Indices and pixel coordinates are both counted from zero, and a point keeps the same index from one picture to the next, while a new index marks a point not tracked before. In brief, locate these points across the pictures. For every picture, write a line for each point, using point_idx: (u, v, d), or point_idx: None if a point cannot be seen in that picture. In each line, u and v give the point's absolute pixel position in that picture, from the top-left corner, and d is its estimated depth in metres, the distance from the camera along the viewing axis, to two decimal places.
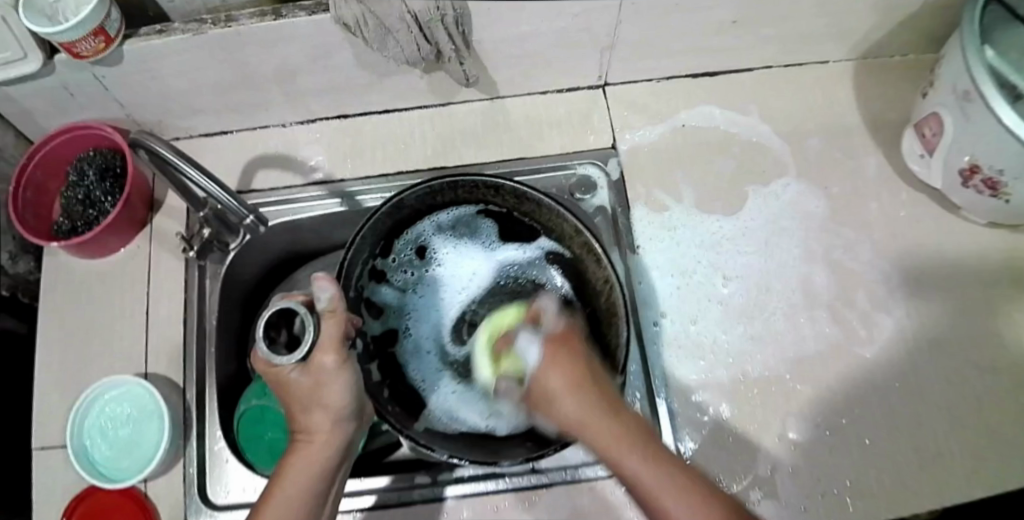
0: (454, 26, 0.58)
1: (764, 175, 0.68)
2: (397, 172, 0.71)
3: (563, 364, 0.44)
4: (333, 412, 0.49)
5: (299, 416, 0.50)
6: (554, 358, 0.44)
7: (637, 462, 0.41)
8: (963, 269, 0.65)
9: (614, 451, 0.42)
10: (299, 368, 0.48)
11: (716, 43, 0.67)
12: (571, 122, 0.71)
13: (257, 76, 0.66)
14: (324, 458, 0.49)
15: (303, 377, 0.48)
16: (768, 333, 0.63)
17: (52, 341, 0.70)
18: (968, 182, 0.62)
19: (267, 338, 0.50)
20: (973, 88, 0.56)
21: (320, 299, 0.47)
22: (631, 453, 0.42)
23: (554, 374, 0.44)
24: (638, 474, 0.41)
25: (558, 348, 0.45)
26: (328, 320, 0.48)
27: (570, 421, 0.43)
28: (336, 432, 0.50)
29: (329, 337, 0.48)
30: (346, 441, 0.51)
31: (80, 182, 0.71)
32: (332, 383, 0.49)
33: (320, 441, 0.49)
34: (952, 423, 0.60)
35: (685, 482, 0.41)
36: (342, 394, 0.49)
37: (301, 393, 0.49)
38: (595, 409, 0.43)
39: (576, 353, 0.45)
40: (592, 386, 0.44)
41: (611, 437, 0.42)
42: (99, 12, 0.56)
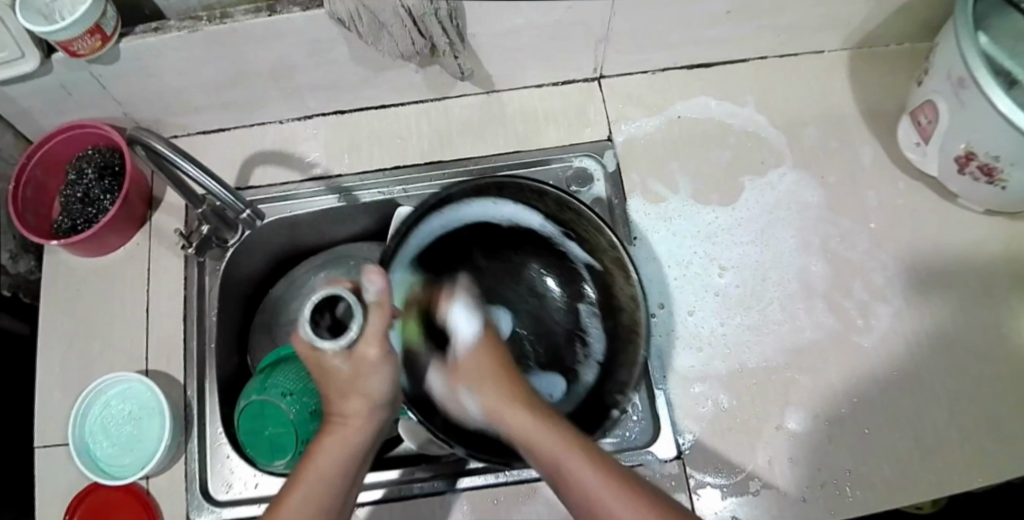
0: (448, 20, 0.59)
1: (760, 165, 0.68)
2: (394, 167, 0.71)
3: (488, 354, 0.51)
4: (370, 401, 0.49)
5: (335, 402, 0.49)
6: (484, 347, 0.51)
7: (535, 429, 0.46)
8: (960, 257, 0.65)
9: (520, 428, 0.47)
10: (343, 358, 0.47)
11: (711, 33, 0.67)
12: (567, 115, 0.71)
13: (253, 73, 0.67)
14: (354, 446, 0.48)
15: (346, 365, 0.47)
16: (765, 323, 0.63)
17: (53, 339, 0.70)
18: (964, 169, 0.61)
19: (310, 320, 0.47)
20: (967, 75, 0.56)
21: (369, 290, 0.47)
22: (535, 426, 0.46)
23: (477, 361, 0.50)
24: (537, 442, 0.46)
25: (477, 336, 0.52)
26: (375, 313, 0.47)
27: (485, 405, 0.48)
28: (370, 419, 0.49)
29: (375, 331, 0.47)
30: (379, 428, 0.51)
31: (79, 180, 0.71)
32: (374, 374, 0.48)
33: (355, 426, 0.49)
34: (951, 412, 0.60)
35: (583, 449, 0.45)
36: (381, 385, 0.48)
37: (340, 379, 0.48)
38: (514, 405, 0.47)
39: (497, 346, 0.52)
40: (510, 380, 0.49)
41: (530, 433, 0.46)
42: (96, 11, 0.56)
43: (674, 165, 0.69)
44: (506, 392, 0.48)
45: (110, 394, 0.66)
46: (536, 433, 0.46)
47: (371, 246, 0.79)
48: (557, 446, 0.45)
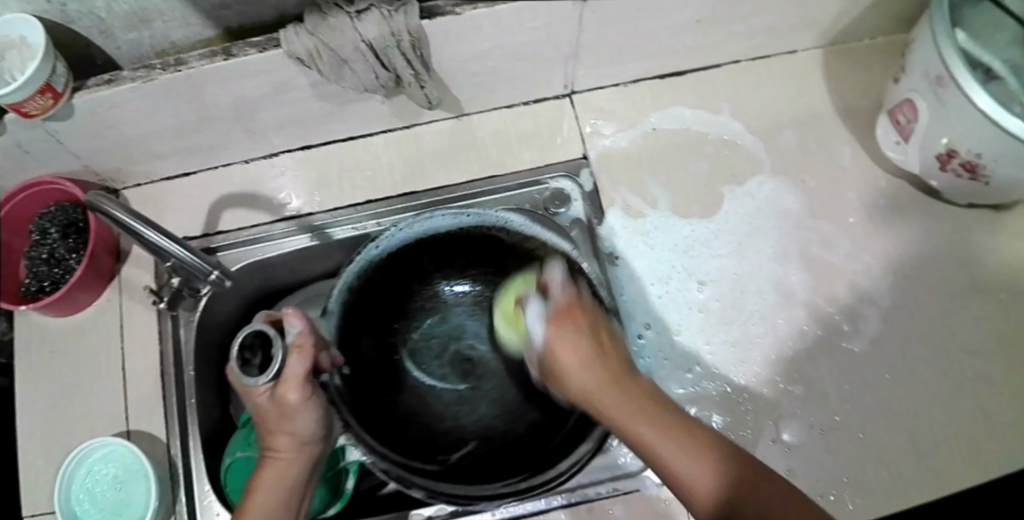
0: (411, 51, 0.57)
1: (739, 174, 0.67)
2: (365, 201, 0.69)
3: (574, 332, 0.49)
4: (299, 435, 0.52)
5: (268, 436, 0.52)
6: (566, 338, 0.49)
7: (652, 428, 0.45)
8: (945, 254, 0.65)
9: (625, 422, 0.45)
10: (269, 392, 0.50)
11: (682, 43, 0.65)
12: (541, 135, 0.69)
13: (213, 118, 0.65)
14: (292, 477, 0.51)
15: (272, 403, 0.50)
16: (749, 338, 0.62)
17: (31, 406, 0.68)
18: (947, 167, 0.61)
19: (242, 359, 0.49)
20: (945, 74, 0.55)
21: (290, 334, 0.50)
22: (644, 422, 0.45)
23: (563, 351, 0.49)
24: (650, 438, 0.45)
25: (563, 322, 0.50)
26: (294, 355, 0.49)
27: (580, 394, 0.48)
28: (302, 452, 0.52)
29: (295, 371, 0.49)
30: (312, 461, 0.53)
31: (43, 241, 0.69)
32: (298, 414, 0.51)
33: (286, 460, 0.52)
34: (945, 410, 0.60)
35: (678, 427, 0.45)
36: (308, 422, 0.51)
37: (270, 418, 0.51)
38: (606, 371, 0.48)
39: (592, 326, 0.50)
40: (609, 364, 0.48)
41: (641, 417, 0.45)
42: (45, 69, 0.54)
43: (651, 178, 0.67)
44: (611, 379, 0.47)
45: (93, 458, 0.64)
46: (632, 413, 0.45)
47: None
48: (668, 432, 0.45)
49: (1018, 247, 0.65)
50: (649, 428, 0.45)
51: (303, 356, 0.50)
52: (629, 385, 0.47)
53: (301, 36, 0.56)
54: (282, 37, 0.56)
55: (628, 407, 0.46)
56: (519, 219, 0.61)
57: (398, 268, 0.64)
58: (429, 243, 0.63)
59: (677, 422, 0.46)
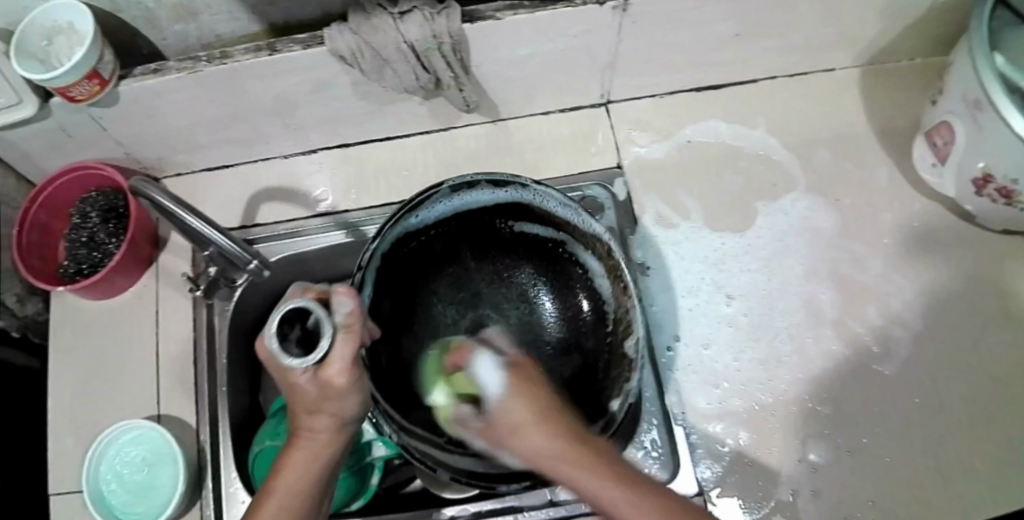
0: (451, 54, 0.58)
1: (772, 189, 0.67)
2: (402, 202, 0.70)
3: (527, 397, 0.36)
4: (339, 420, 0.45)
5: (304, 416, 0.45)
6: (522, 393, 0.36)
7: (617, 495, 0.33)
8: (982, 278, 0.64)
9: (582, 485, 0.34)
10: (310, 375, 0.43)
11: (721, 56, 0.65)
12: (576, 142, 0.70)
13: (254, 112, 0.66)
14: (325, 462, 0.46)
15: (311, 386, 0.43)
16: (776, 356, 0.62)
17: (65, 384, 0.70)
18: (982, 191, 0.60)
19: (278, 335, 0.43)
20: (983, 97, 0.55)
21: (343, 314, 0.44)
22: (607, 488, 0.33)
23: (525, 371, 0.40)
24: (619, 508, 0.33)
25: (518, 377, 0.37)
26: (342, 337, 0.43)
27: (531, 459, 0.35)
28: (340, 435, 0.46)
29: (343, 356, 0.43)
30: (349, 443, 0.48)
31: (83, 223, 0.71)
32: (342, 399, 0.44)
33: (323, 441, 0.46)
34: (973, 437, 0.59)
35: (650, 502, 0.33)
36: (349, 407, 0.45)
37: (307, 398, 0.44)
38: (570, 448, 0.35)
39: (538, 388, 0.37)
40: (564, 421, 0.36)
41: (591, 476, 0.34)
42: (93, 56, 0.56)
43: (682, 189, 0.67)
44: (552, 419, 0.36)
45: (122, 440, 0.65)
46: (595, 481, 0.34)
47: None
48: (643, 512, 0.33)
49: None
50: (533, 434, 0.35)
51: (351, 337, 0.43)
52: (589, 448, 0.35)
53: (345, 35, 0.57)
54: (327, 35, 0.57)
55: (538, 440, 0.35)
56: (556, 198, 0.57)
57: (425, 235, 0.62)
58: (472, 212, 0.61)
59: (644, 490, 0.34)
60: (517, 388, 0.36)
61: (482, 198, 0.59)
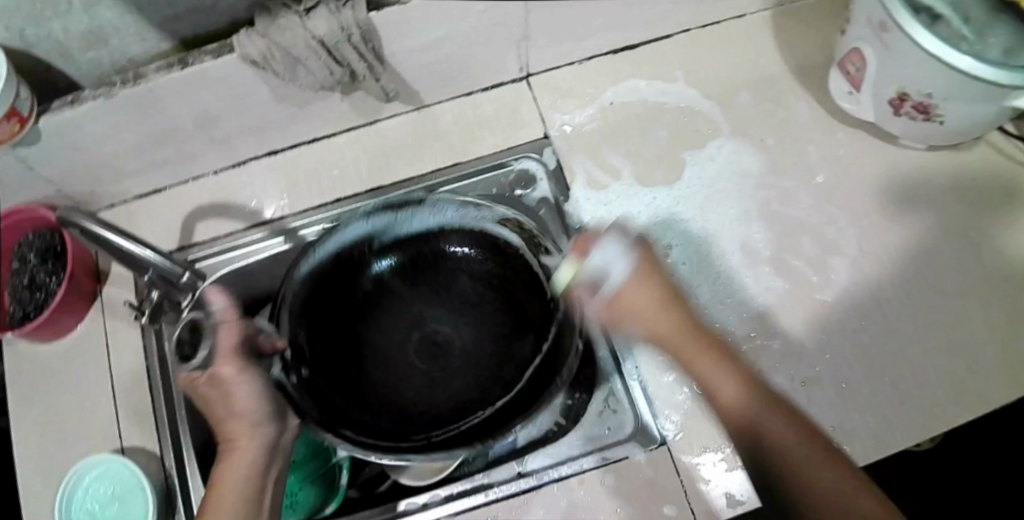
0: (363, 45, 0.59)
1: (697, 138, 0.68)
2: (336, 200, 0.70)
3: (643, 285, 0.57)
4: (246, 416, 0.58)
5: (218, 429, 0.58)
6: (638, 283, 0.57)
7: (711, 363, 0.53)
8: (912, 195, 0.66)
9: (692, 358, 0.54)
10: (207, 378, 0.57)
11: (632, 16, 0.67)
12: (502, 119, 0.70)
13: (179, 131, 0.66)
14: (252, 454, 0.57)
15: (211, 389, 0.57)
16: (720, 299, 0.63)
17: (23, 432, 0.69)
18: (901, 110, 0.62)
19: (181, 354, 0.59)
20: (887, 18, 0.57)
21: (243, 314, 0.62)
22: (706, 361, 0.54)
23: (648, 297, 0.56)
24: (727, 399, 0.51)
25: (641, 275, 0.57)
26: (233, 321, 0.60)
27: (641, 331, 0.58)
28: (256, 431, 0.58)
29: (227, 344, 0.58)
30: (270, 438, 0.59)
31: (23, 267, 0.71)
32: (237, 390, 0.58)
33: (242, 441, 0.57)
34: (926, 353, 0.60)
35: (744, 380, 0.52)
36: (248, 396, 0.58)
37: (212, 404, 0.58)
38: (702, 339, 0.55)
39: (659, 281, 0.57)
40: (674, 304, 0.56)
41: (714, 365, 0.53)
42: (9, 93, 0.56)
43: (611, 149, 0.68)
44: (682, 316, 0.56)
45: (89, 477, 0.63)
46: (681, 339, 0.55)
47: None
48: (764, 407, 0.50)
49: (996, 202, 0.65)
50: (717, 370, 0.53)
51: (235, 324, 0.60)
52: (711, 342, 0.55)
53: (254, 39, 0.57)
54: (236, 42, 0.57)
55: (712, 358, 0.54)
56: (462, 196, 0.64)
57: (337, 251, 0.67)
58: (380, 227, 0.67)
59: (744, 375, 0.52)
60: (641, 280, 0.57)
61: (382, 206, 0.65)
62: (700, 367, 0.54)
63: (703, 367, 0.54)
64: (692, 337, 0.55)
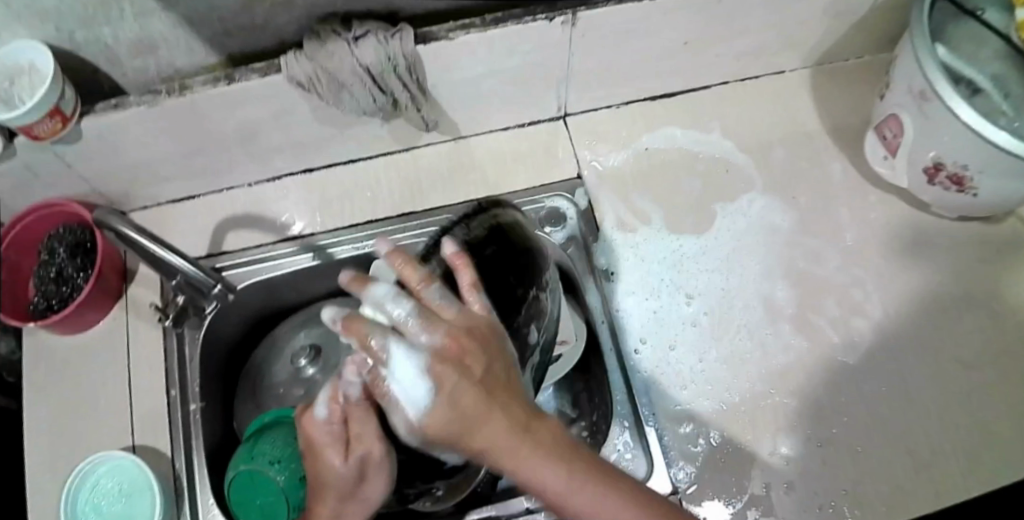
0: (407, 75, 0.59)
1: (728, 192, 0.69)
2: (367, 222, 0.71)
3: (464, 374, 0.38)
4: (359, 420, 0.46)
5: (339, 423, 0.46)
6: (450, 389, 0.37)
7: (552, 475, 0.38)
8: (940, 263, 0.67)
9: (511, 463, 0.38)
10: (332, 404, 0.46)
11: (673, 64, 0.68)
12: (537, 156, 0.71)
13: (218, 142, 0.67)
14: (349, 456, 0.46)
15: (341, 401, 0.46)
16: (739, 355, 0.63)
17: (33, 425, 0.68)
18: (934, 180, 0.62)
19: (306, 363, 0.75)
20: (927, 87, 0.57)
21: (348, 387, 0.45)
22: (540, 465, 0.38)
23: (492, 431, 0.37)
24: (565, 504, 0.38)
25: (473, 307, 0.41)
26: (323, 436, 0.46)
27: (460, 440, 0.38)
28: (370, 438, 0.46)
29: None
30: (365, 458, 0.46)
31: (52, 260, 0.71)
32: (359, 412, 0.46)
33: (342, 442, 0.46)
34: (939, 425, 0.60)
35: (580, 475, 0.38)
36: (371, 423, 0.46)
37: (355, 406, 0.46)
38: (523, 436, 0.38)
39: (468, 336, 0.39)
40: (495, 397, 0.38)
41: (529, 462, 0.38)
42: (54, 92, 0.56)
43: (643, 193, 0.69)
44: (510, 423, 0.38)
45: (98, 474, 0.63)
46: (521, 463, 0.38)
47: (353, 301, 0.79)
48: (597, 511, 0.38)
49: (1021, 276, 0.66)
50: (546, 471, 0.38)
51: (339, 438, 0.46)
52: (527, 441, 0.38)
53: (301, 62, 0.58)
54: (282, 62, 0.58)
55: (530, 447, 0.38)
56: None
57: None
58: None
59: (584, 470, 0.39)
60: (453, 348, 0.38)
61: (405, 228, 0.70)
62: (512, 461, 0.38)
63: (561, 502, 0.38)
64: (513, 435, 0.38)
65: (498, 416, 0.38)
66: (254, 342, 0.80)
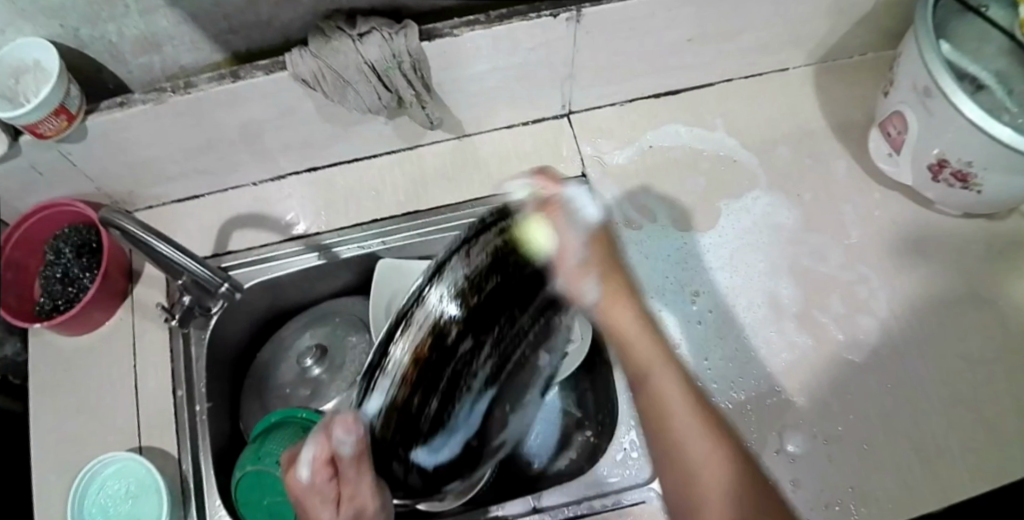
0: (412, 73, 0.59)
1: (733, 189, 0.69)
2: (371, 220, 0.71)
3: (598, 272, 0.52)
4: (351, 476, 0.45)
5: (328, 484, 0.45)
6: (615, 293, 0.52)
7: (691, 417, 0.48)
8: (944, 259, 0.67)
9: (657, 369, 0.50)
10: (314, 468, 0.44)
11: (677, 62, 0.68)
12: (541, 154, 0.71)
13: (222, 140, 0.67)
14: (339, 519, 0.45)
15: (322, 465, 0.45)
16: (743, 353, 0.63)
17: (39, 424, 0.68)
18: (939, 177, 0.62)
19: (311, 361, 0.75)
20: (931, 83, 0.57)
21: (339, 446, 0.44)
22: (669, 379, 0.49)
23: (627, 328, 0.51)
24: (679, 414, 0.48)
25: (597, 254, 0.52)
26: (312, 497, 0.45)
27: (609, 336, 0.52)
28: (364, 493, 0.45)
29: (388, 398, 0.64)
30: (359, 516, 0.45)
31: (58, 260, 0.71)
32: (349, 470, 0.45)
33: (332, 502, 0.45)
34: (944, 422, 0.60)
35: (691, 395, 0.49)
36: (364, 478, 0.45)
37: (344, 463, 0.44)
38: (661, 348, 0.51)
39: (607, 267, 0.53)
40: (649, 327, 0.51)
41: (663, 366, 0.50)
42: (59, 90, 0.56)
43: (647, 191, 0.69)
44: (666, 347, 0.51)
45: (105, 473, 0.62)
46: (663, 368, 0.50)
47: (358, 300, 0.79)
48: (694, 419, 0.48)
49: None
50: (672, 380, 0.49)
51: (327, 497, 0.45)
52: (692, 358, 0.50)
53: (306, 60, 0.58)
54: (288, 61, 0.58)
55: (660, 352, 0.51)
56: None
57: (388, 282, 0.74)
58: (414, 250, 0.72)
59: (694, 396, 0.49)
60: (617, 296, 0.52)
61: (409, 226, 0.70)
62: (651, 379, 0.50)
63: (658, 404, 0.49)
64: (659, 349, 0.51)
65: (621, 309, 0.52)
66: (259, 344, 0.80)
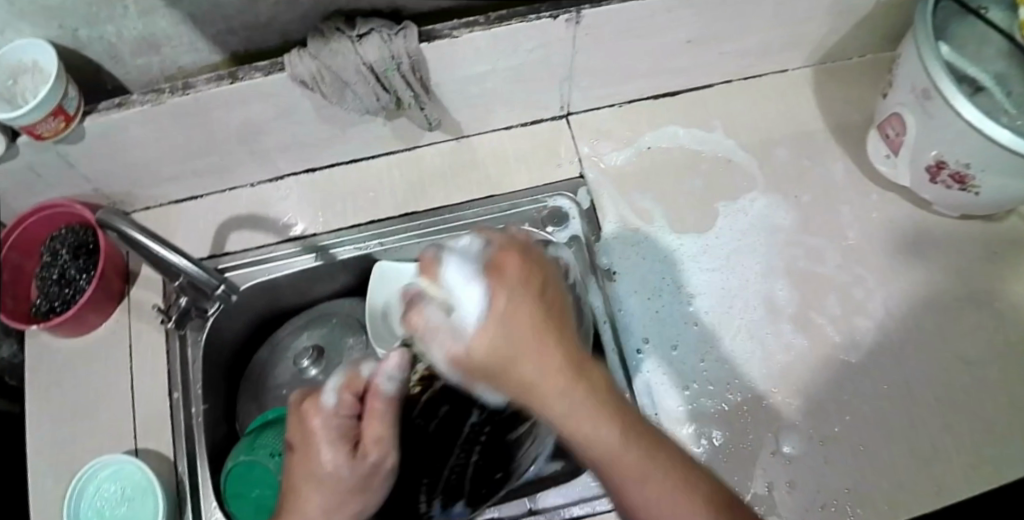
0: (410, 74, 0.59)
1: (731, 190, 0.69)
2: (369, 221, 0.71)
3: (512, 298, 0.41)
4: (380, 417, 0.45)
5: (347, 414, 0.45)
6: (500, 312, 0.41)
7: (611, 435, 0.38)
8: (942, 260, 0.67)
9: (556, 397, 0.39)
10: (342, 398, 0.46)
11: (676, 64, 0.68)
12: (539, 155, 0.71)
13: (220, 141, 0.67)
14: (342, 455, 0.44)
15: (349, 394, 0.46)
16: (740, 354, 0.63)
17: (35, 426, 0.68)
18: (937, 178, 0.62)
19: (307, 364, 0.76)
20: (929, 85, 0.57)
21: (385, 381, 0.46)
22: (579, 410, 0.39)
23: (520, 357, 0.40)
24: (610, 454, 0.38)
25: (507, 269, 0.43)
26: (325, 423, 0.45)
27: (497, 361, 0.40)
28: (381, 442, 0.45)
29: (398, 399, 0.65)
30: (367, 462, 0.45)
31: (54, 261, 0.71)
32: (377, 413, 0.45)
33: (346, 437, 0.45)
34: (942, 422, 0.60)
35: (619, 430, 0.39)
36: (386, 427, 0.45)
37: (377, 402, 0.45)
38: (563, 369, 0.39)
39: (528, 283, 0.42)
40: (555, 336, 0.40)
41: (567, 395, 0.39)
42: (57, 91, 0.56)
43: (646, 192, 0.69)
44: (569, 364, 0.40)
45: (100, 477, 0.62)
46: (555, 399, 0.39)
47: (357, 301, 0.79)
48: (637, 465, 0.38)
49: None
50: (562, 406, 0.39)
51: (343, 432, 0.45)
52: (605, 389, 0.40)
53: (305, 61, 0.58)
54: (286, 62, 0.58)
55: (564, 378, 0.39)
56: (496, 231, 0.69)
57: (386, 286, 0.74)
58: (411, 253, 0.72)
59: (626, 435, 0.39)
60: (505, 320, 0.40)
61: (406, 229, 0.70)
62: (535, 401, 0.39)
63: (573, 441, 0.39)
64: (565, 369, 0.39)
65: (525, 328, 0.40)
66: (257, 345, 0.80)
